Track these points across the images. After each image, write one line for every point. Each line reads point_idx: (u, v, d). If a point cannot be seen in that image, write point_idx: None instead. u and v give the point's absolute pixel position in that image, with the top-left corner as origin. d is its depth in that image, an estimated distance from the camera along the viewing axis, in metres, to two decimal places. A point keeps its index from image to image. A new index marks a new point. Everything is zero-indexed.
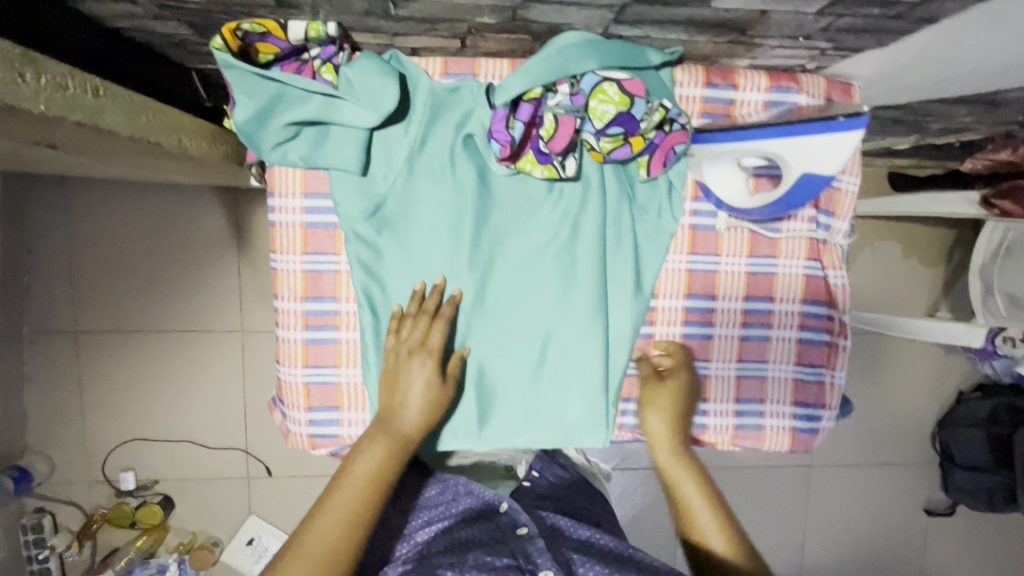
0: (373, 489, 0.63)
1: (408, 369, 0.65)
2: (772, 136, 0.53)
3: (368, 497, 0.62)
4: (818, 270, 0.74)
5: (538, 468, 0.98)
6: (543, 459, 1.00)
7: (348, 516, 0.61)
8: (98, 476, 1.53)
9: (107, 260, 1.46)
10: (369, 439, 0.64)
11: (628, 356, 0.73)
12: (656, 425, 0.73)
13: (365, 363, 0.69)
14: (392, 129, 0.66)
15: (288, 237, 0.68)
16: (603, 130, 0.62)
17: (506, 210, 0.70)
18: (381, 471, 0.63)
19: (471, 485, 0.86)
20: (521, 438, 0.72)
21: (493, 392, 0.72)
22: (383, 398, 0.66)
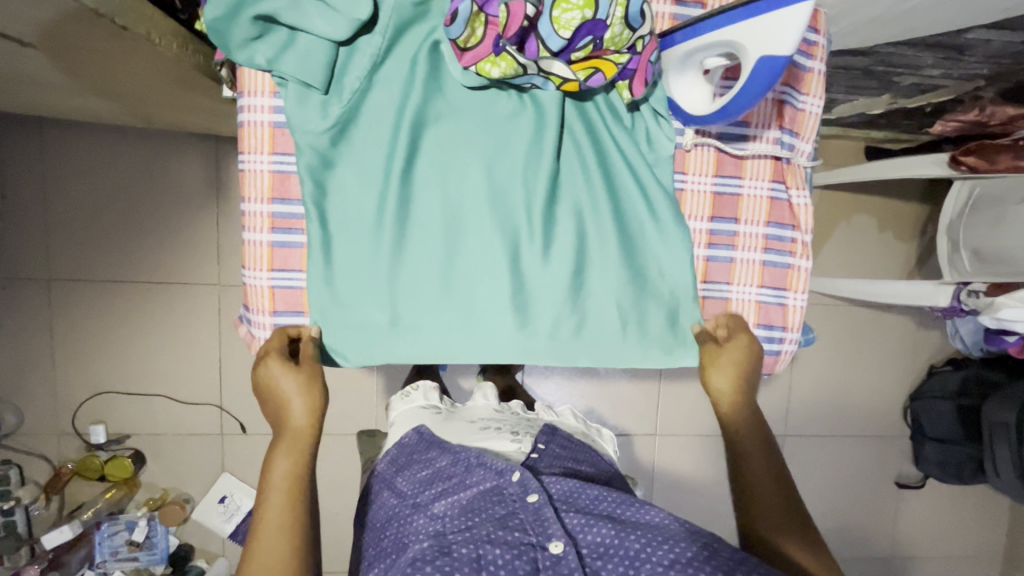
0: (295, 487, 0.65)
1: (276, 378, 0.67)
2: (738, 20, 0.54)
3: (296, 494, 0.65)
4: (783, 192, 0.76)
5: (545, 440, 0.86)
6: (547, 430, 0.89)
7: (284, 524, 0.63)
8: (67, 429, 1.50)
9: (83, 207, 1.45)
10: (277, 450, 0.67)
11: (573, 277, 0.74)
12: (722, 382, 0.75)
13: (311, 270, 0.69)
14: (360, 41, 0.66)
15: (256, 137, 0.68)
16: (571, 39, 0.61)
17: (463, 126, 0.70)
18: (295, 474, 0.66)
19: (482, 457, 0.78)
20: (462, 349, 0.73)
21: (435, 306, 0.72)
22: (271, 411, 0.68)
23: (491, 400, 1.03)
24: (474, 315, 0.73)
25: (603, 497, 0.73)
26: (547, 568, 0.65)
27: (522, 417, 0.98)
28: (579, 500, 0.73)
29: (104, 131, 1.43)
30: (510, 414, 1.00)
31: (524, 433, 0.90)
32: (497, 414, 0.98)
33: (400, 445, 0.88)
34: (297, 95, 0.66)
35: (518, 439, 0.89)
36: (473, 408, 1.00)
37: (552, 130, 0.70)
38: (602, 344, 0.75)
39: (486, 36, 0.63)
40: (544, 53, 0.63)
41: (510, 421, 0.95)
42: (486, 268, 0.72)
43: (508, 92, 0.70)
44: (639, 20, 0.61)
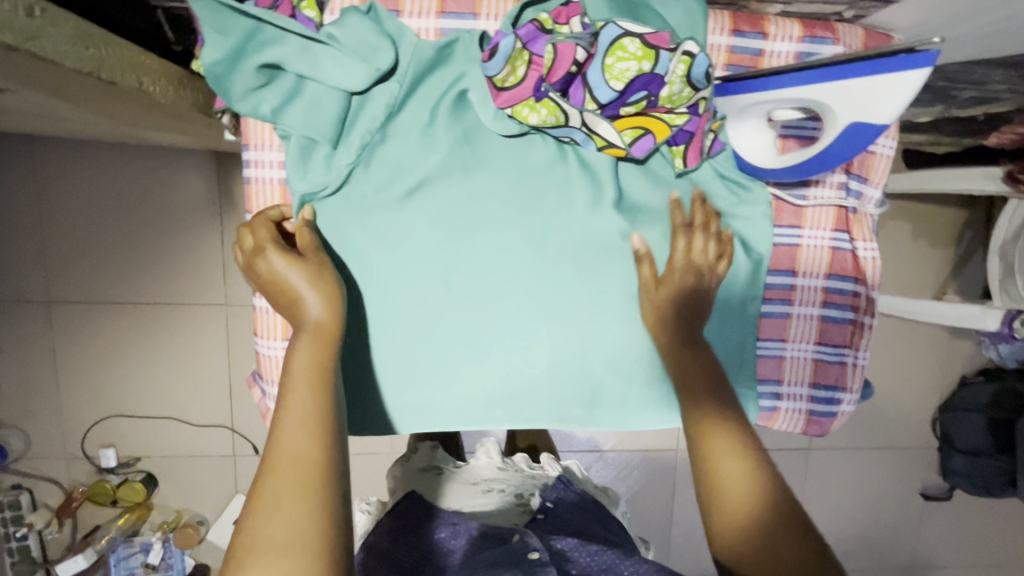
0: (314, 386, 0.52)
1: (283, 269, 0.55)
2: (842, 78, 0.49)
3: (322, 385, 0.52)
4: (846, 242, 0.68)
5: (553, 498, 0.93)
6: (558, 487, 0.95)
7: (307, 426, 0.50)
8: (76, 452, 1.47)
9: (81, 226, 1.38)
10: (291, 345, 0.55)
11: (614, 341, 0.67)
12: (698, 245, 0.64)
13: None
14: (377, 90, 0.58)
15: (265, 195, 0.61)
16: (622, 92, 0.56)
17: (491, 177, 0.62)
18: (317, 367, 0.53)
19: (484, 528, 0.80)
20: (490, 418, 0.67)
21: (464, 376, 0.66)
22: (281, 309, 0.57)
23: (494, 458, 1.01)
24: (507, 379, 0.67)
25: (602, 552, 0.72)
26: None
27: (527, 475, 1.00)
28: (578, 556, 0.73)
29: (99, 144, 1.36)
30: (514, 472, 1.00)
31: (526, 495, 0.94)
32: (502, 473, 0.99)
33: (396, 512, 0.87)
34: (302, 150, 0.59)
35: (524, 501, 0.93)
36: (476, 468, 0.99)
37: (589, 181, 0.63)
38: (642, 412, 0.69)
39: (527, 76, 0.56)
40: (591, 103, 0.57)
41: (514, 481, 0.98)
42: (517, 330, 0.66)
43: (543, 139, 0.63)
44: (703, 80, 0.56)
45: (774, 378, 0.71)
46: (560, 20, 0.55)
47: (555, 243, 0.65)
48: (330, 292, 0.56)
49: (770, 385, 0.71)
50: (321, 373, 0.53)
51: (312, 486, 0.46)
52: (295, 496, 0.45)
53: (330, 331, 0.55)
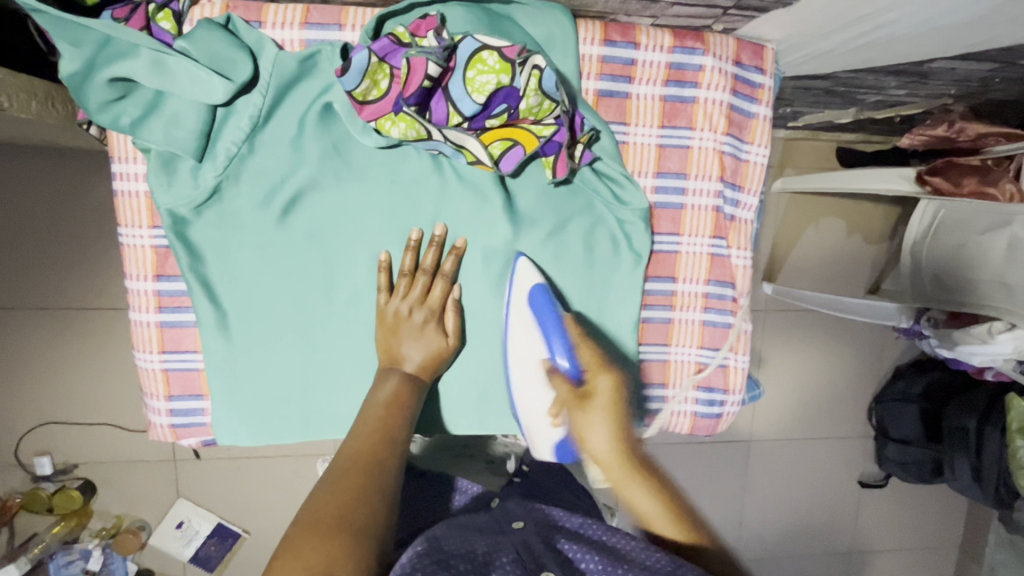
0: (390, 412, 0.60)
1: (415, 329, 0.63)
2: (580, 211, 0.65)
3: (398, 409, 0.61)
4: (724, 249, 0.70)
5: (528, 462, 0.89)
6: (534, 451, 0.90)
7: (371, 436, 0.57)
8: (11, 460, 1.45)
9: (7, 230, 1.35)
10: (382, 376, 0.63)
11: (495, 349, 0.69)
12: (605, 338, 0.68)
13: (207, 351, 0.63)
14: (239, 103, 0.58)
15: (131, 208, 0.61)
16: (485, 106, 0.57)
17: (364, 189, 0.63)
18: (399, 402, 0.61)
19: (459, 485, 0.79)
20: None
21: (347, 388, 0.67)
22: (385, 344, 0.64)
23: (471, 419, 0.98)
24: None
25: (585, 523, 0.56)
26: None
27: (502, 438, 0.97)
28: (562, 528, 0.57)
29: (21, 148, 1.33)
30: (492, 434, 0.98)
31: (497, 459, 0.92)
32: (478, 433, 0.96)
33: None
34: (163, 163, 0.58)
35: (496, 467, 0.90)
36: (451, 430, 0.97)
37: (461, 193, 0.64)
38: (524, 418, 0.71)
39: (391, 90, 0.56)
40: (455, 117, 0.57)
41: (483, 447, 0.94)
42: None
43: (418, 151, 0.62)
44: (557, 91, 0.57)
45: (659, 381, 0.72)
46: (420, 34, 0.55)
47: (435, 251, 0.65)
48: (441, 355, 0.65)
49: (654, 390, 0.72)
50: (403, 403, 0.61)
51: (365, 479, 0.52)
52: (355, 488, 0.51)
53: (420, 385, 0.64)
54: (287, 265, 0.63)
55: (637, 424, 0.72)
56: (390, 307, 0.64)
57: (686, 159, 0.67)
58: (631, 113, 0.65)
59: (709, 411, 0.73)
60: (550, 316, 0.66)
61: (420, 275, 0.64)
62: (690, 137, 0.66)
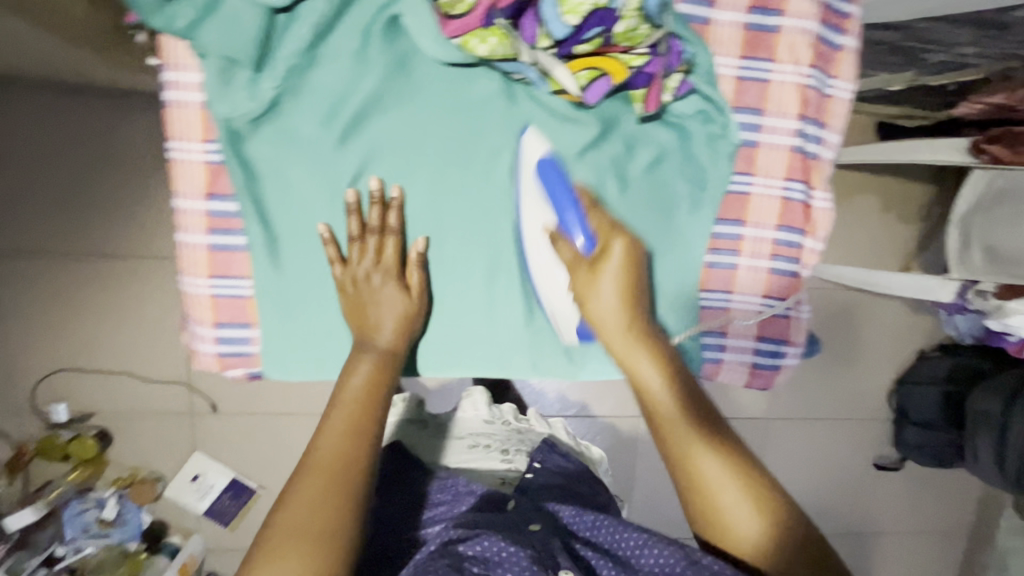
0: (368, 405, 0.56)
1: (380, 291, 0.60)
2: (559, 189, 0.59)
3: (376, 403, 0.56)
4: (800, 191, 0.66)
5: (540, 458, 0.82)
6: (543, 448, 0.84)
7: (345, 428, 0.54)
8: (26, 406, 1.43)
9: (27, 170, 1.32)
10: (354, 357, 0.59)
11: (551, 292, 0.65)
12: (606, 296, 0.59)
13: (257, 275, 0.60)
14: (302, 9, 0.54)
15: (184, 120, 0.57)
16: (579, 30, 0.53)
17: (427, 110, 0.59)
18: (374, 385, 0.57)
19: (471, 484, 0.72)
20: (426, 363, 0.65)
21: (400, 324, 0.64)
22: (353, 319, 0.60)
23: (481, 410, 0.92)
24: (450, 325, 0.65)
25: (602, 523, 0.57)
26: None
27: (514, 429, 0.92)
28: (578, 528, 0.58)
29: (44, 88, 1.30)
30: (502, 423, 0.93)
31: (514, 452, 0.88)
32: (489, 425, 0.92)
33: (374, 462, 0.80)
34: (220, 72, 0.55)
35: (509, 458, 0.87)
36: (461, 419, 0.91)
37: (529, 119, 0.60)
38: (572, 364, 0.68)
39: (477, 6, 0.52)
40: (545, 39, 0.54)
41: (499, 436, 0.90)
42: (450, 274, 0.64)
43: (488, 72, 0.59)
44: (659, 17, 0.54)
45: (721, 330, 0.70)
46: None
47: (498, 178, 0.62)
48: (408, 318, 0.61)
49: (713, 338, 0.71)
50: (379, 391, 0.57)
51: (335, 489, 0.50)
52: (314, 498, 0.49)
53: (396, 355, 0.60)
54: (344, 189, 0.60)
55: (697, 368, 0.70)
56: (348, 278, 0.60)
57: (764, 94, 0.63)
58: (713, 41, 0.61)
59: (769, 362, 0.72)
60: (560, 189, 0.59)
61: (378, 233, 0.60)
62: (769, 70, 0.62)
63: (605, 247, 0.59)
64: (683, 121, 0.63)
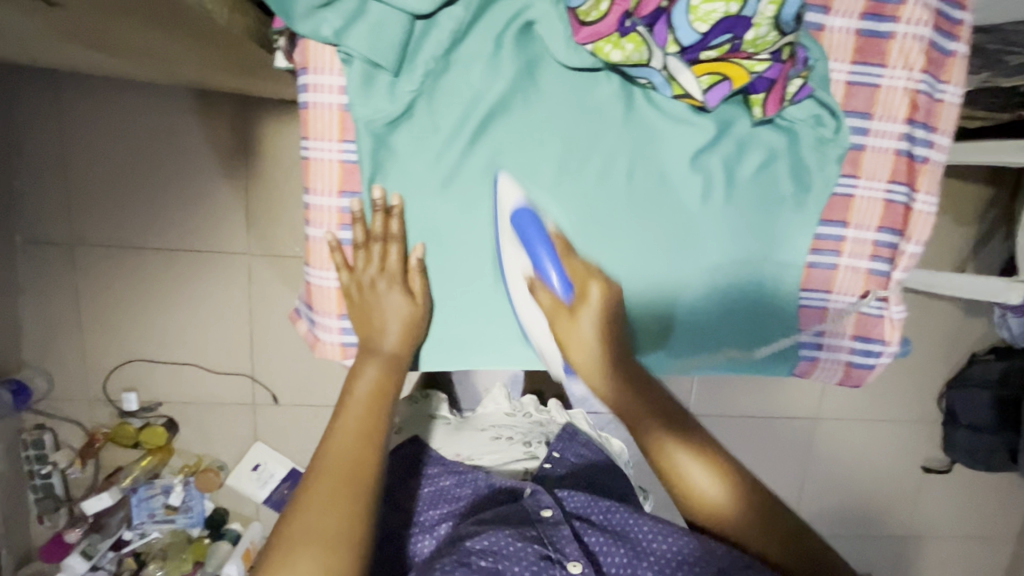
0: (378, 405, 0.60)
1: (384, 296, 0.62)
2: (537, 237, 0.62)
3: (376, 406, 0.59)
4: (903, 194, 0.68)
5: (559, 449, 0.89)
6: (563, 438, 0.91)
7: (356, 433, 0.57)
8: (99, 395, 1.49)
9: (105, 167, 1.38)
10: (363, 360, 0.62)
11: (656, 289, 0.67)
12: (587, 327, 0.62)
13: None
14: (441, 17, 0.57)
15: (323, 120, 0.60)
16: (706, 36, 0.54)
17: (550, 113, 0.62)
18: (383, 387, 0.61)
19: (490, 479, 0.80)
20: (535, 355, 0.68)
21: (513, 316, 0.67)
22: (361, 324, 0.63)
23: (502, 404, 1.06)
24: None
25: (616, 509, 0.64)
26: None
27: (534, 423, 1.03)
28: (592, 513, 0.64)
29: (125, 86, 1.35)
30: (523, 419, 1.04)
31: (535, 442, 0.97)
32: (510, 420, 1.03)
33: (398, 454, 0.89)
34: (363, 76, 0.58)
35: (531, 448, 0.95)
36: (485, 414, 1.04)
37: (644, 122, 0.63)
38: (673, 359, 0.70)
39: (611, 12, 0.54)
40: (673, 46, 0.56)
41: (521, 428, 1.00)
42: None
43: (609, 76, 0.61)
44: (791, 25, 0.55)
45: (818, 329, 0.71)
46: None
47: (613, 178, 0.64)
48: (412, 321, 0.63)
49: (808, 337, 0.72)
50: (389, 393, 0.61)
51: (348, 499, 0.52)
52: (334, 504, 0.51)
53: (403, 360, 0.64)
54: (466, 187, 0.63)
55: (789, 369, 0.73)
56: (352, 284, 0.63)
57: (873, 98, 0.65)
58: (827, 48, 0.63)
59: (863, 361, 0.72)
60: (533, 232, 0.61)
61: (392, 234, 0.62)
62: (880, 75, 0.64)
63: (583, 291, 0.62)
64: (794, 124, 0.64)
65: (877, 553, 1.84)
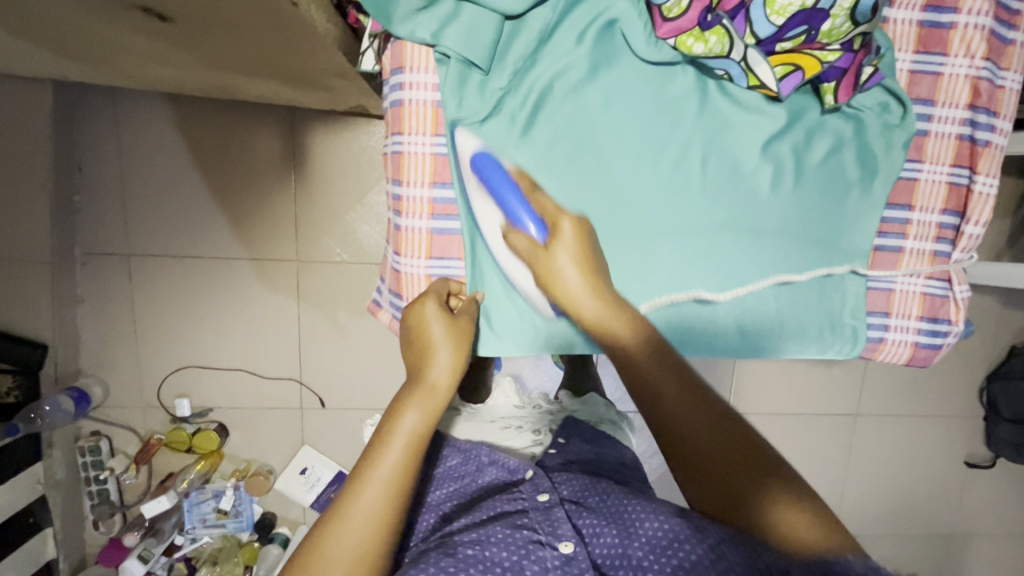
0: (417, 448, 0.57)
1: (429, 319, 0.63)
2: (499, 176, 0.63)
3: (416, 457, 0.56)
4: (964, 177, 0.71)
5: (565, 435, 0.95)
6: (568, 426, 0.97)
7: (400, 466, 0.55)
8: (152, 401, 1.53)
9: (160, 181, 1.44)
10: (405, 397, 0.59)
11: (730, 273, 0.70)
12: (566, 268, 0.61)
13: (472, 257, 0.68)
14: (530, 19, 0.62)
15: (418, 116, 0.65)
16: (782, 29, 0.59)
17: (630, 106, 0.65)
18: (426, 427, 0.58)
19: (493, 455, 0.84)
20: None
21: None
22: (413, 355, 0.63)
23: (511, 398, 1.09)
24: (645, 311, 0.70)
25: (612, 495, 0.68)
26: (556, 569, 0.57)
27: (543, 412, 1.08)
28: (588, 500, 0.70)
29: (182, 102, 1.41)
30: (531, 409, 1.08)
31: (545, 431, 1.02)
32: (519, 411, 1.07)
33: None
34: (457, 75, 0.62)
35: (539, 435, 1.00)
36: (495, 405, 1.07)
37: (719, 111, 0.66)
38: (745, 342, 0.72)
39: (692, 7, 0.58)
40: (749, 38, 0.60)
41: (530, 418, 1.05)
42: (641, 257, 0.69)
43: (685, 68, 0.65)
44: (867, 15, 0.58)
45: (883, 310, 0.74)
46: None
47: (688, 167, 0.67)
48: (461, 343, 0.63)
49: (873, 317, 0.74)
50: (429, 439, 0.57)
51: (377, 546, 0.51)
52: (365, 547, 0.51)
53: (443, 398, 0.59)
54: (548, 178, 0.66)
55: (857, 350, 0.74)
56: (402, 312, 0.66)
57: (936, 86, 0.68)
58: (891, 38, 0.66)
59: (929, 340, 0.74)
60: (493, 172, 0.62)
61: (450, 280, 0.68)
62: (942, 63, 0.67)
63: (555, 228, 0.63)
64: (861, 112, 0.68)
65: (921, 553, 1.82)
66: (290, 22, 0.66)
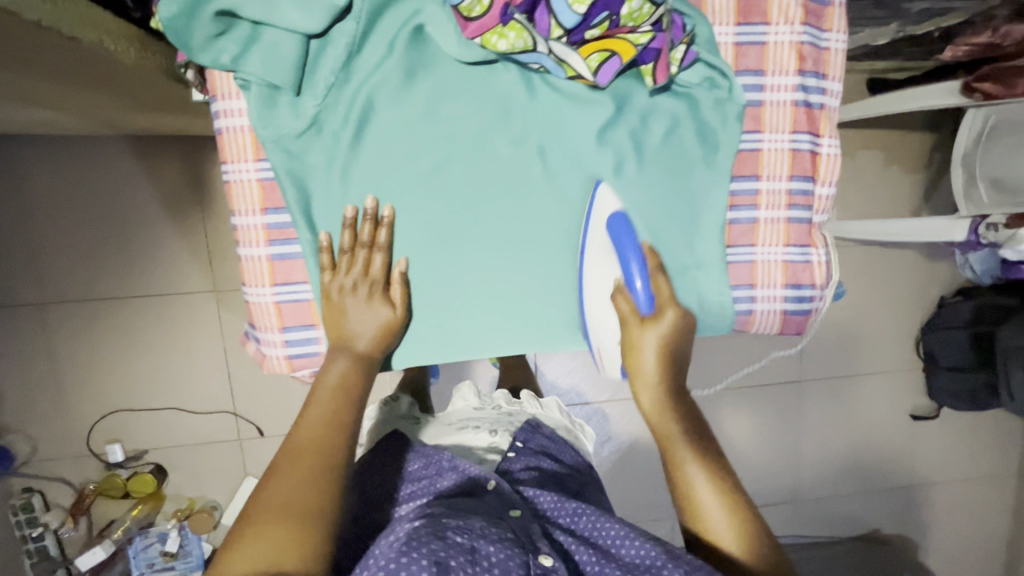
0: (341, 396, 0.63)
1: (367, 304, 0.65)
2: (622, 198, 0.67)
3: (344, 400, 0.63)
4: (807, 142, 0.71)
5: (523, 438, 0.90)
6: (527, 429, 0.92)
7: (326, 419, 0.61)
8: (83, 450, 1.49)
9: (64, 225, 1.39)
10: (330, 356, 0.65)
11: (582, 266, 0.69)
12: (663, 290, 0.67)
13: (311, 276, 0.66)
14: (334, 32, 0.60)
15: (237, 143, 0.63)
16: (587, 18, 0.58)
17: (455, 109, 0.64)
18: (348, 381, 0.64)
19: (454, 460, 0.77)
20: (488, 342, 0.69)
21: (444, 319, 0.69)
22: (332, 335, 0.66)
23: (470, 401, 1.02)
24: (511, 312, 0.70)
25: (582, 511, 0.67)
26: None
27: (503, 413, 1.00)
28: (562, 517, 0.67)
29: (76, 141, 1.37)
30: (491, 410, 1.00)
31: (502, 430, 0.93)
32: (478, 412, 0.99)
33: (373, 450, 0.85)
34: (264, 98, 0.60)
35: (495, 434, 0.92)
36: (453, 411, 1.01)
37: (549, 106, 0.66)
38: None
39: (492, 5, 0.57)
40: (557, 29, 0.59)
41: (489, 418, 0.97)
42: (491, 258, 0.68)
43: (507, 66, 0.64)
44: None
45: (748, 282, 0.74)
46: None
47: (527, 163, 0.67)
48: (385, 319, 0.66)
49: (739, 292, 0.74)
50: (353, 387, 0.64)
51: (320, 474, 0.57)
52: (305, 474, 0.57)
53: (370, 360, 0.66)
54: (381, 192, 0.65)
55: (727, 326, 0.74)
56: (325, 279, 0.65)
57: (762, 56, 0.68)
58: (709, 13, 0.67)
59: (796, 308, 0.74)
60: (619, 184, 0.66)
61: (378, 233, 0.65)
62: (765, 33, 0.67)
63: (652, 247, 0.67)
64: (690, 90, 0.67)
65: (882, 509, 1.85)
66: (101, 62, 0.64)
